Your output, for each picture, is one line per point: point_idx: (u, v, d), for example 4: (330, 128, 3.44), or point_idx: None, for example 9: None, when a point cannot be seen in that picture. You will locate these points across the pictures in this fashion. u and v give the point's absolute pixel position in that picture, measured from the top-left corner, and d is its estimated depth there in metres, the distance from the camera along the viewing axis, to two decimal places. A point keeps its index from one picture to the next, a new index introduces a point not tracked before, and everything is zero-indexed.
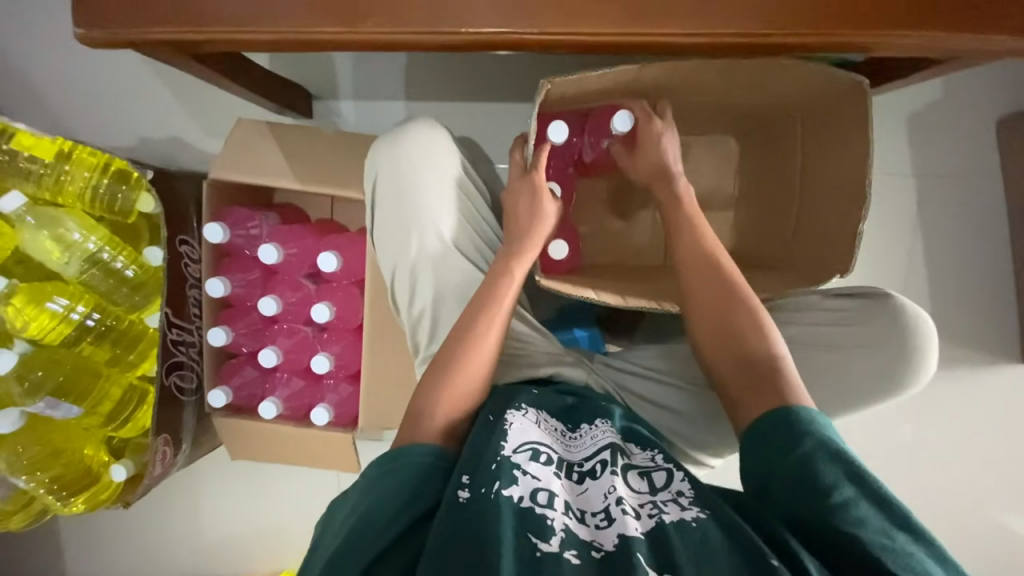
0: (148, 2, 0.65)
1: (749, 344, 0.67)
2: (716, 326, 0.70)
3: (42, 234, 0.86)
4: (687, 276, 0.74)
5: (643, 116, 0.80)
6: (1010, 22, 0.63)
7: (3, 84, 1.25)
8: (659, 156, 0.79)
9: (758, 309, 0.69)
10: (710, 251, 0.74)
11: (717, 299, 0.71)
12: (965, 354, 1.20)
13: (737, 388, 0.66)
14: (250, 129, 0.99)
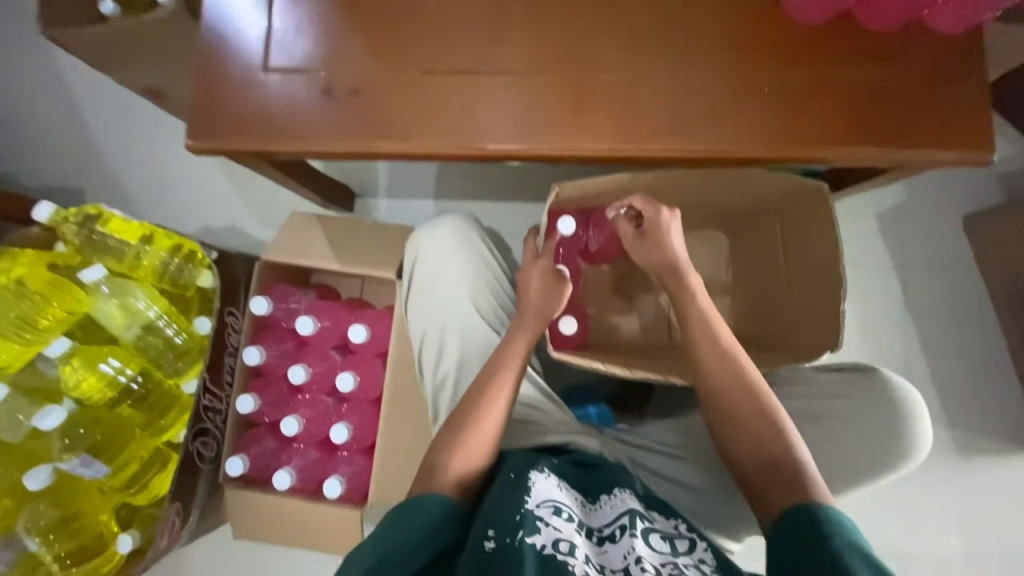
0: (245, 124, 0.84)
1: (768, 442, 0.72)
2: (735, 422, 0.74)
3: (111, 302, 0.96)
4: (705, 371, 0.78)
5: (650, 207, 0.84)
6: (935, 140, 0.77)
7: (100, 184, 1.49)
8: (665, 247, 0.83)
9: (773, 406, 0.74)
10: (724, 348, 0.78)
11: (736, 396, 0.75)
12: (967, 441, 1.24)
13: (760, 481, 0.70)
14: (301, 222, 1.16)
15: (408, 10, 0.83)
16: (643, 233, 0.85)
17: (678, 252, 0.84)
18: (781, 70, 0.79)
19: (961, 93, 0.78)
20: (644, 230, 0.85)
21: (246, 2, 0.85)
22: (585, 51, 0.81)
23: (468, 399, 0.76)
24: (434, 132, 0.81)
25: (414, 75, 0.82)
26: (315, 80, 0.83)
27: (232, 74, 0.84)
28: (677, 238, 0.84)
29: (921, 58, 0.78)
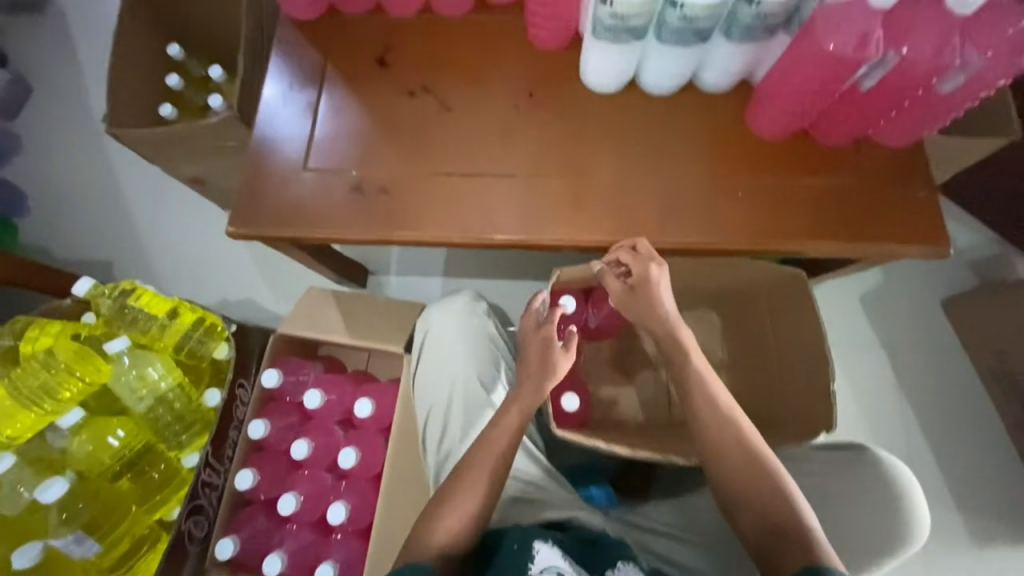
0: (280, 216, 0.94)
1: (774, 507, 0.72)
2: (741, 485, 0.74)
3: (130, 374, 0.99)
4: (708, 433, 0.78)
5: (638, 262, 0.84)
6: (896, 233, 0.87)
7: (127, 255, 1.59)
8: (658, 303, 0.83)
9: (779, 471, 0.74)
10: (725, 409, 0.79)
11: (739, 458, 0.75)
12: (962, 525, 1.25)
13: (767, 542, 0.71)
14: (316, 297, 1.23)
15: (431, 123, 0.97)
16: (632, 287, 0.84)
17: (668, 304, 0.84)
18: (752, 177, 0.91)
19: (913, 197, 0.88)
20: (634, 284, 0.84)
21: (293, 114, 1.00)
22: (583, 158, 0.94)
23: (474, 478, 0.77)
24: (451, 226, 0.92)
25: (435, 176, 0.95)
26: (347, 179, 0.95)
27: (275, 171, 0.97)
28: (666, 288, 0.84)
29: (875, 165, 0.89)
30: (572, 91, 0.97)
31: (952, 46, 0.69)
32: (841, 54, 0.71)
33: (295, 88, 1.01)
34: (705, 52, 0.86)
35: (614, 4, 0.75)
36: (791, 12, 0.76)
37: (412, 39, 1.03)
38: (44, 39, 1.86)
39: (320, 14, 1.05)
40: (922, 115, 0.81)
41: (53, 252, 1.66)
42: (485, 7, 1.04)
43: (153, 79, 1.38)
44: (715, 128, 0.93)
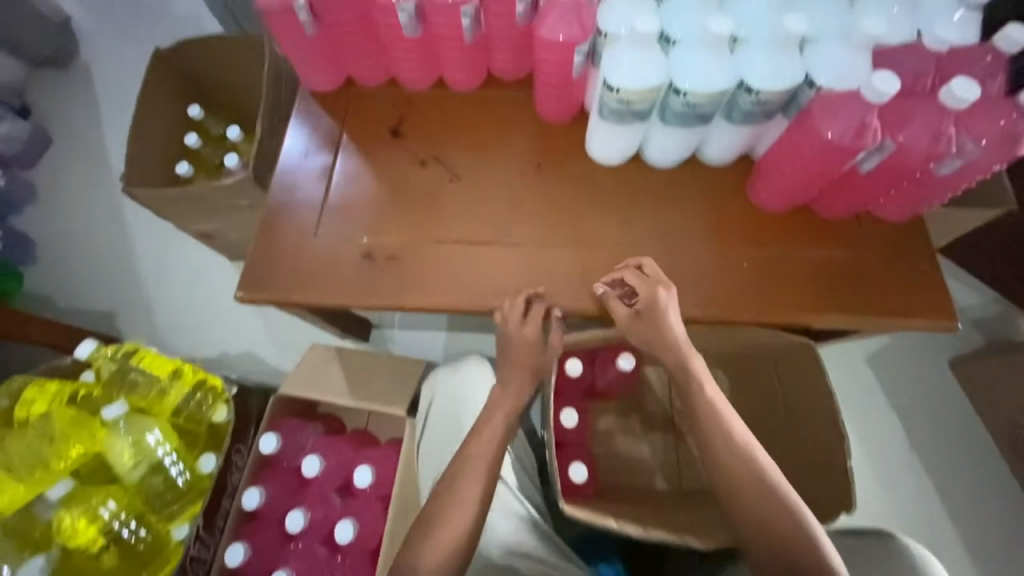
0: (290, 281, 0.95)
1: (796, 548, 0.71)
2: (761, 519, 0.73)
3: (126, 441, 0.97)
4: (722, 460, 0.76)
5: (645, 286, 0.84)
6: (902, 306, 0.88)
7: (129, 307, 1.60)
8: (666, 327, 0.82)
9: (799, 505, 0.73)
10: (740, 436, 0.77)
11: (754, 485, 0.74)
12: None
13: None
14: (320, 355, 1.22)
15: (441, 191, 1.01)
16: (639, 312, 0.83)
17: (676, 326, 0.82)
18: (756, 249, 0.92)
19: (917, 272, 0.89)
20: (640, 310, 0.83)
21: (307, 180, 1.02)
22: (588, 227, 0.96)
23: (467, 523, 0.76)
24: (458, 295, 0.93)
25: (443, 244, 0.97)
26: (357, 245, 0.97)
27: (285, 236, 0.98)
28: (673, 311, 0.83)
29: (877, 239, 0.91)
30: (577, 162, 1.01)
31: (947, 135, 0.71)
32: (840, 141, 0.74)
33: (309, 154, 1.05)
34: (706, 131, 0.90)
35: (621, 90, 0.79)
36: (788, 99, 0.80)
37: (423, 110, 1.08)
38: (68, 94, 1.95)
39: (337, 85, 1.10)
40: (921, 193, 0.83)
41: (56, 300, 1.66)
42: (494, 82, 1.09)
43: (171, 137, 1.43)
44: (716, 199, 0.96)
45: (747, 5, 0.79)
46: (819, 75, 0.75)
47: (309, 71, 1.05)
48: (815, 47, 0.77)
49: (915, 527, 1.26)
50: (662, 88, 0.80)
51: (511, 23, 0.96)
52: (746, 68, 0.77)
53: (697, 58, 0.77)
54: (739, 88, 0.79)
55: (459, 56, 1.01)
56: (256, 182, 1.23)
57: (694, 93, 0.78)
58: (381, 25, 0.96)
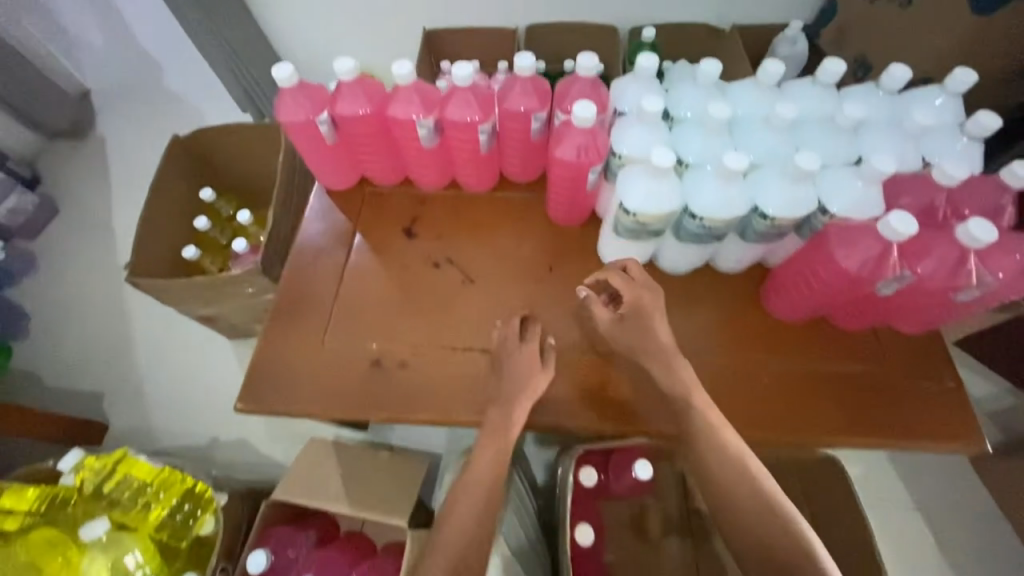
0: (295, 387, 0.92)
1: (787, 558, 0.70)
2: (753, 533, 0.73)
3: (103, 564, 0.91)
4: (709, 464, 0.76)
5: (630, 289, 0.84)
6: (929, 428, 0.85)
7: (120, 391, 1.57)
8: (651, 333, 0.82)
9: (790, 511, 0.73)
10: (729, 441, 0.77)
11: (742, 490, 0.74)
12: None
13: None
14: (317, 449, 1.20)
15: (454, 296, 1.00)
16: (621, 316, 0.84)
17: (660, 330, 0.83)
18: (777, 362, 0.91)
19: (940, 388, 0.88)
20: (623, 314, 0.84)
21: (318, 279, 1.02)
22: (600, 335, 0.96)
23: None
24: (469, 406, 0.90)
25: (454, 351, 0.95)
26: (365, 351, 0.95)
27: (293, 340, 0.96)
28: (656, 311, 0.83)
29: (898, 354, 0.90)
30: (588, 267, 1.02)
31: (966, 268, 0.71)
32: (859, 270, 0.74)
33: (320, 253, 1.04)
34: (718, 245, 0.91)
35: (637, 214, 0.80)
36: (801, 222, 0.81)
37: (438, 210, 1.10)
38: (80, 164, 1.99)
39: (352, 184, 1.11)
40: (941, 314, 0.83)
41: (46, 377, 1.63)
42: (506, 184, 1.11)
43: (182, 220, 1.44)
44: (731, 308, 0.95)
45: (757, 134, 0.82)
46: (833, 203, 0.76)
47: (324, 173, 1.07)
48: (827, 176, 0.78)
49: None
50: (678, 211, 0.81)
51: (526, 137, 1.00)
52: (760, 194, 0.79)
53: (712, 184, 0.78)
54: (754, 212, 0.80)
55: (473, 162, 1.04)
56: (263, 273, 1.24)
57: (710, 218, 0.79)
58: (398, 136, 0.98)
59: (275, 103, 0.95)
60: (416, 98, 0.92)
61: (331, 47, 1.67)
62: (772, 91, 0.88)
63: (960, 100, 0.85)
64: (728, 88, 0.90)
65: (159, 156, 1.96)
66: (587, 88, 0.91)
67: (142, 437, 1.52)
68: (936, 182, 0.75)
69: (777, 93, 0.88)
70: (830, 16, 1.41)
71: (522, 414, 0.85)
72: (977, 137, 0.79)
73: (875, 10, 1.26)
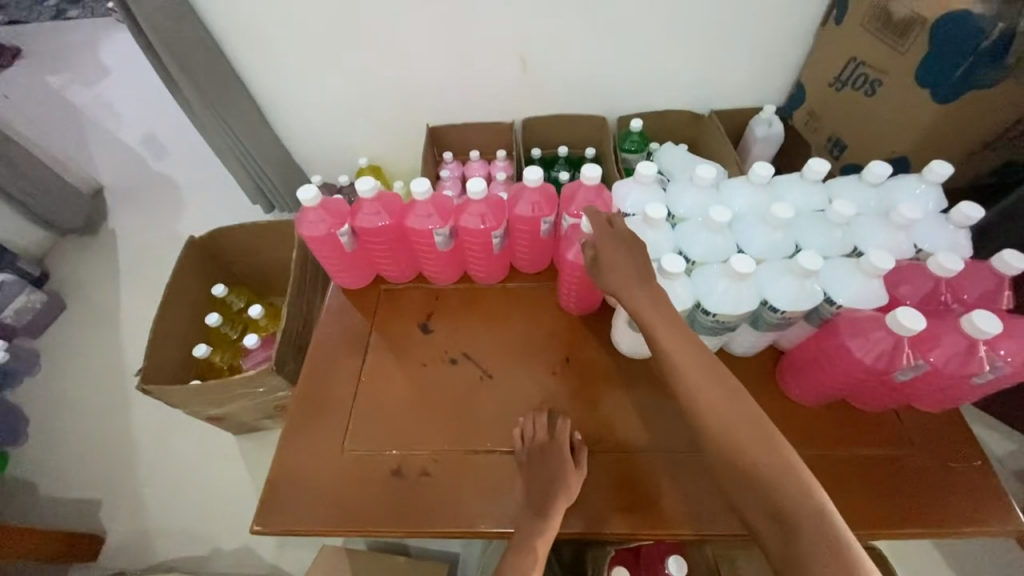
0: (314, 506, 0.88)
1: (768, 479, 0.67)
2: (730, 452, 0.69)
3: None
4: (700, 407, 0.72)
5: (603, 237, 0.82)
6: (973, 513, 0.83)
7: (118, 496, 1.51)
8: (629, 268, 0.79)
9: (774, 432, 0.70)
10: (721, 379, 0.73)
11: (735, 424, 0.70)
12: None
13: (760, 512, 0.67)
14: (330, 558, 1.16)
15: (475, 394, 1.00)
16: (594, 257, 0.82)
17: (640, 269, 0.79)
18: (800, 448, 0.90)
19: (971, 469, 0.87)
20: (596, 254, 0.82)
21: (340, 382, 1.02)
22: (616, 427, 0.95)
23: None
24: (495, 514, 0.87)
25: (477, 453, 0.93)
26: (386, 461, 0.93)
27: (313, 452, 0.94)
28: (634, 260, 0.80)
29: (920, 433, 0.90)
30: (603, 358, 1.03)
31: (980, 354, 0.73)
32: (875, 362, 0.77)
33: (335, 353, 1.05)
34: (732, 335, 0.93)
35: None
36: (810, 312, 0.84)
37: (452, 303, 1.12)
38: (89, 260, 2.03)
39: (369, 281, 1.15)
40: (957, 396, 0.84)
41: (39, 487, 1.56)
42: (517, 275, 1.16)
43: (194, 316, 1.46)
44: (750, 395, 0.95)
45: (757, 232, 0.88)
46: (839, 295, 0.80)
47: (342, 276, 1.11)
48: (829, 269, 0.83)
49: None
50: (691, 307, 0.85)
51: (534, 236, 1.05)
52: (768, 289, 0.83)
53: (721, 283, 0.82)
54: (764, 306, 0.84)
55: (486, 259, 1.08)
56: (275, 372, 1.23)
57: (722, 314, 0.82)
58: (414, 241, 1.04)
59: (298, 220, 1.01)
60: (433, 209, 0.99)
61: (339, 145, 1.78)
62: (764, 188, 0.96)
63: (940, 187, 0.93)
64: (722, 187, 0.98)
65: (168, 248, 2.01)
66: (592, 194, 0.98)
67: (139, 550, 1.43)
68: (933, 272, 0.79)
69: (769, 191, 0.95)
70: (800, 101, 1.54)
71: (558, 515, 0.83)
72: (963, 224, 0.86)
73: (842, 95, 1.38)
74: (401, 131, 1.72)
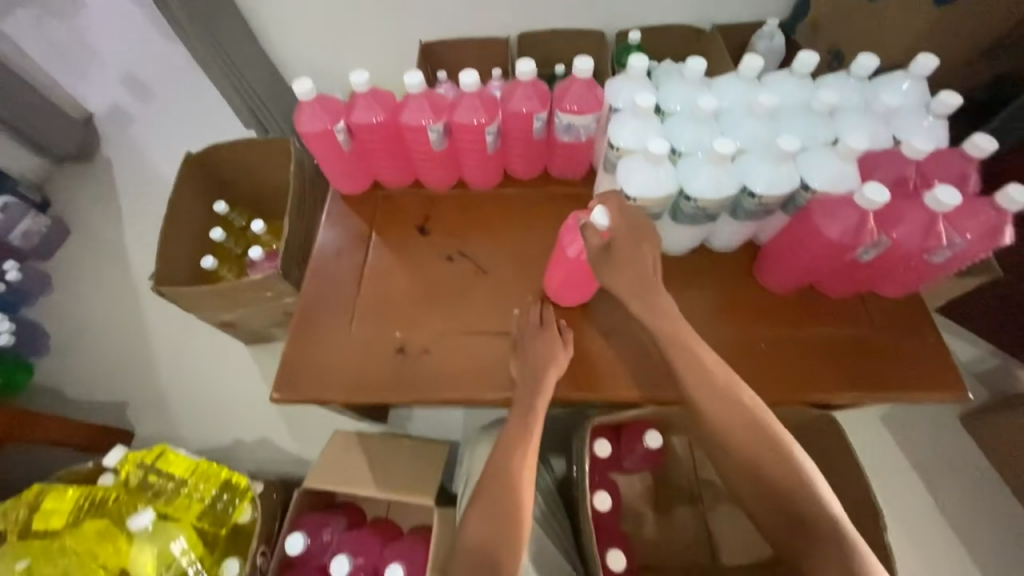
0: (324, 377, 0.98)
1: (790, 491, 0.76)
2: (748, 465, 0.79)
3: (152, 550, 1.01)
4: (726, 431, 0.80)
5: (626, 227, 0.81)
6: (919, 380, 0.93)
7: (143, 399, 1.63)
8: (643, 240, 0.82)
9: (787, 441, 0.78)
10: (746, 415, 0.79)
11: (757, 449, 0.78)
12: None
13: (778, 520, 0.77)
14: (342, 442, 1.27)
15: (468, 286, 1.07)
16: (609, 246, 0.82)
17: (641, 268, 0.82)
18: (769, 331, 0.98)
19: (924, 345, 0.95)
20: (609, 243, 0.82)
21: (340, 272, 1.08)
22: (601, 313, 1.03)
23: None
24: (490, 385, 0.97)
25: (474, 334, 1.02)
26: (390, 340, 1.01)
27: (318, 332, 1.02)
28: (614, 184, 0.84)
29: (881, 317, 0.97)
30: None
31: (938, 231, 0.80)
32: (841, 238, 0.82)
33: (339, 254, 1.10)
34: (713, 226, 0.99)
35: (638, 198, 0.87)
36: (787, 199, 0.88)
37: (446, 208, 1.17)
38: (88, 186, 2.04)
39: (365, 188, 1.18)
40: (919, 276, 0.91)
41: (68, 393, 1.67)
42: (511, 181, 1.19)
43: (199, 232, 1.50)
44: (729, 285, 1.02)
45: (742, 123, 0.91)
46: (814, 181, 0.84)
47: (341, 180, 1.14)
48: (810, 156, 0.86)
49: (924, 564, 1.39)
50: (674, 194, 0.89)
51: (528, 136, 1.08)
52: (748, 175, 0.86)
53: (704, 169, 0.86)
54: (744, 192, 0.88)
55: (480, 162, 1.11)
56: (282, 277, 1.30)
57: (703, 199, 0.87)
58: (410, 141, 1.06)
59: (295, 116, 1.03)
60: (427, 105, 1.01)
61: (330, 64, 1.74)
62: (753, 82, 0.97)
63: (926, 81, 0.95)
64: (713, 83, 1.00)
65: (167, 174, 2.02)
66: (584, 89, 0.99)
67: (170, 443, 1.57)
68: (905, 156, 0.83)
69: (758, 85, 0.97)
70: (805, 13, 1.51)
71: (551, 383, 0.93)
72: (942, 114, 0.89)
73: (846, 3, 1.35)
74: (396, 48, 1.68)
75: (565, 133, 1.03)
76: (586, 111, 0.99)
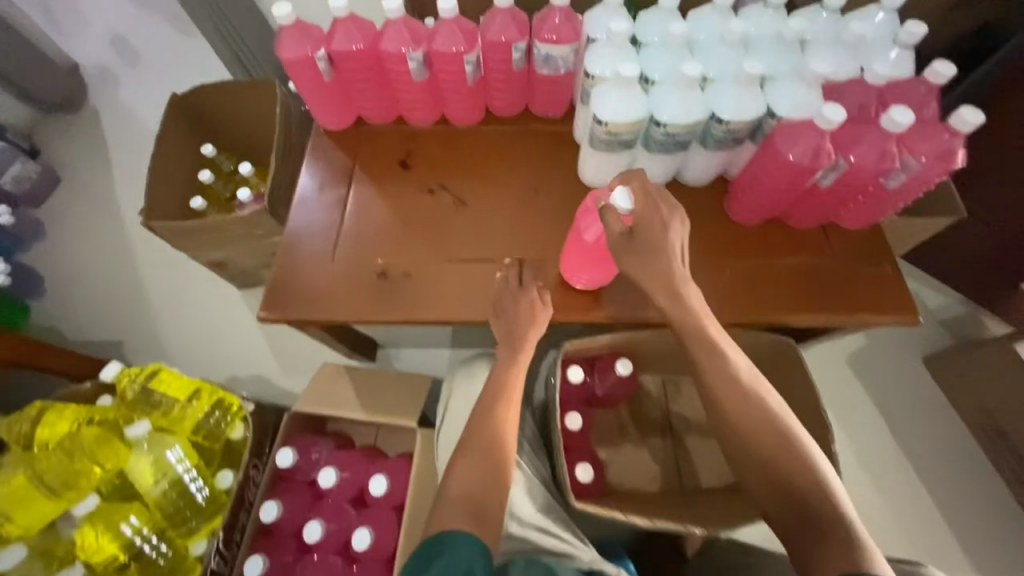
0: (309, 299, 1.02)
1: (804, 491, 0.73)
2: (762, 461, 0.77)
3: (149, 456, 1.08)
4: (741, 424, 0.79)
5: (646, 208, 0.81)
6: (873, 304, 0.98)
7: (138, 338, 1.68)
8: (667, 226, 0.81)
9: (801, 437, 0.77)
10: (763, 410, 0.79)
11: (772, 442, 0.77)
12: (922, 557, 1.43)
13: (790, 522, 0.73)
14: (330, 372, 1.31)
15: (447, 217, 1.11)
16: (631, 231, 0.82)
17: (654, 245, 0.81)
18: (737, 260, 1.02)
19: (880, 272, 1.00)
20: (633, 228, 0.81)
21: (323, 202, 1.11)
22: None
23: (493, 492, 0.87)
24: (467, 309, 1.02)
25: (452, 262, 1.06)
26: (372, 266, 1.05)
27: (303, 256, 1.06)
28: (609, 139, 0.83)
29: (841, 245, 1.02)
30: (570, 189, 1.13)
31: (891, 153, 0.84)
32: (801, 160, 0.85)
33: (323, 185, 1.13)
34: (685, 156, 1.02)
35: (609, 124, 0.90)
36: (754, 126, 0.92)
37: (428, 144, 1.19)
38: (76, 135, 2.03)
39: (348, 123, 1.19)
40: (879, 203, 0.95)
41: (65, 333, 1.72)
42: (493, 118, 1.21)
43: (187, 174, 1.52)
44: (699, 216, 1.06)
45: (714, 51, 0.93)
46: (779, 108, 0.87)
47: (324, 114, 1.16)
48: (777, 84, 0.89)
49: (879, 493, 1.49)
50: (645, 121, 0.91)
51: (507, 69, 1.10)
52: (716, 102, 0.89)
53: (674, 95, 0.88)
54: (712, 119, 0.91)
55: (461, 97, 1.13)
56: (270, 214, 1.33)
57: (673, 125, 0.89)
58: (391, 73, 1.08)
59: (276, 44, 1.04)
60: (406, 33, 1.02)
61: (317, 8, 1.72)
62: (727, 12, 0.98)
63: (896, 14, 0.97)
64: (689, 15, 1.01)
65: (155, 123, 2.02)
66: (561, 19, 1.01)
67: None
68: (869, 83, 0.89)
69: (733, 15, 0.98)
70: None
71: (531, 341, 0.95)
72: (907, 44, 0.91)
73: None
74: None
75: (544, 65, 1.05)
76: (564, 41, 1.01)
